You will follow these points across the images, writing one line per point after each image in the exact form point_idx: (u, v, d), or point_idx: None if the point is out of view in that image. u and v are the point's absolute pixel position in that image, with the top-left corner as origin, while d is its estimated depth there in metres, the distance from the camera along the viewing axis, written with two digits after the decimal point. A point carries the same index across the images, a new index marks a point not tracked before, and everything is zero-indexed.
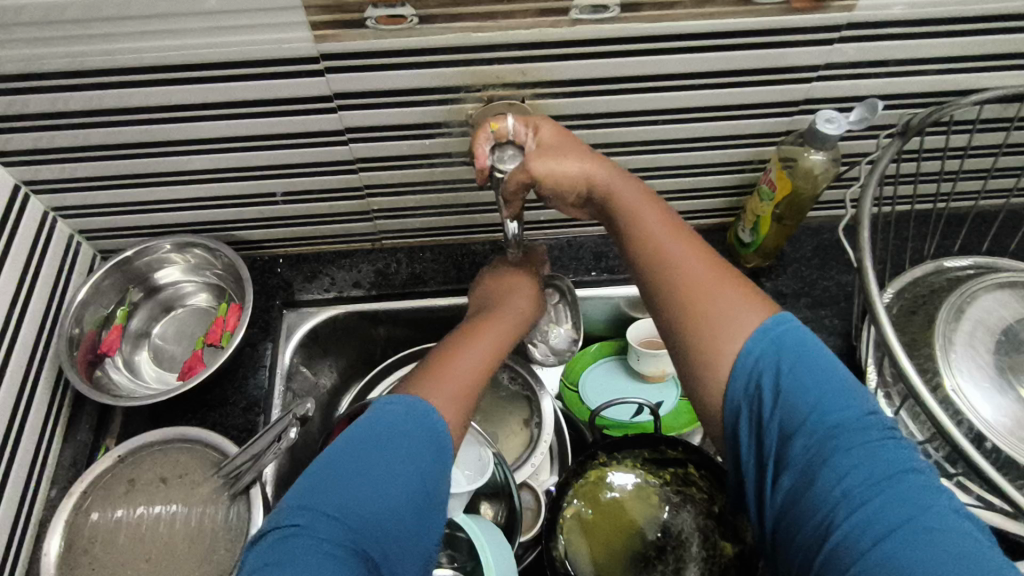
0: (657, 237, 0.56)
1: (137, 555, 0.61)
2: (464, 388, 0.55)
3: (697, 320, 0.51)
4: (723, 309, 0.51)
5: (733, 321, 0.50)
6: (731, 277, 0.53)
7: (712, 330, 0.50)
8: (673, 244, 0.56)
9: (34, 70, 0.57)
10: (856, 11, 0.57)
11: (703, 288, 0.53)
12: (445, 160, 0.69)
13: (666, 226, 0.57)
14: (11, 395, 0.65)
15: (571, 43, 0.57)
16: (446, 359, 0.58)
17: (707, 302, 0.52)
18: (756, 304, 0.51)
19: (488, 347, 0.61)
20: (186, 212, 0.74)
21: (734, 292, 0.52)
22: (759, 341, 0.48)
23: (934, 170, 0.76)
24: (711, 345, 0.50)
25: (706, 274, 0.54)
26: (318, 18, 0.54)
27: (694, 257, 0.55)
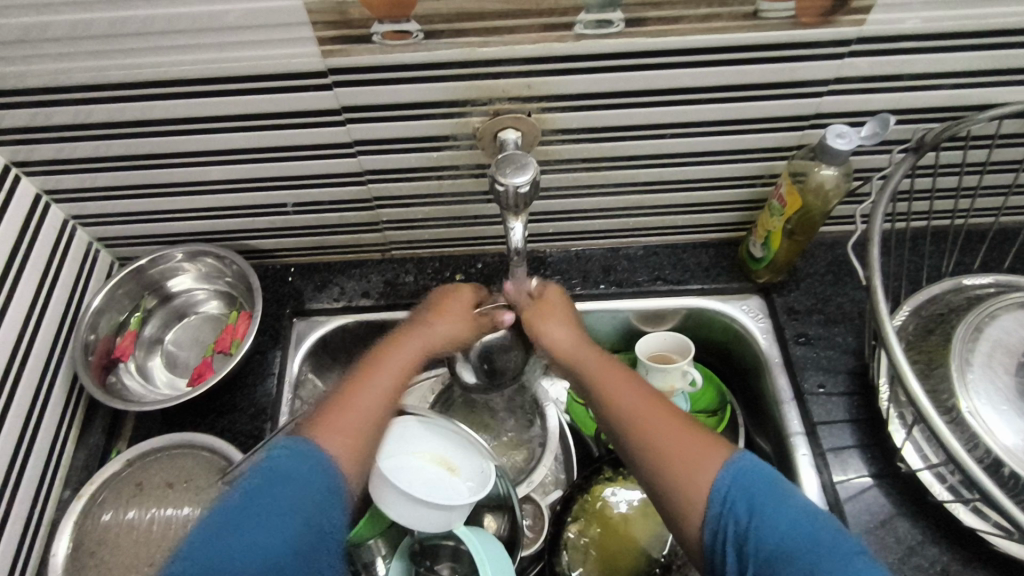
0: (622, 400, 0.59)
1: (143, 559, 0.62)
2: (366, 432, 0.57)
3: (665, 460, 0.53)
4: (690, 452, 0.53)
5: (701, 462, 0.52)
6: (684, 420, 0.56)
7: (681, 471, 0.52)
8: (640, 418, 0.57)
9: (55, 84, 0.59)
10: (866, 25, 0.56)
11: (662, 430, 0.55)
12: (453, 173, 0.70)
13: (634, 389, 0.60)
14: (27, 397, 0.66)
15: (576, 58, 0.57)
16: (356, 392, 0.59)
17: (673, 445, 0.54)
18: (714, 444, 0.53)
19: (399, 375, 0.62)
20: (200, 222, 0.76)
21: (694, 436, 0.54)
22: (726, 481, 0.50)
23: (951, 186, 0.74)
24: (679, 485, 0.52)
25: (672, 425, 0.55)
26: (326, 34, 0.55)
27: (658, 413, 0.57)
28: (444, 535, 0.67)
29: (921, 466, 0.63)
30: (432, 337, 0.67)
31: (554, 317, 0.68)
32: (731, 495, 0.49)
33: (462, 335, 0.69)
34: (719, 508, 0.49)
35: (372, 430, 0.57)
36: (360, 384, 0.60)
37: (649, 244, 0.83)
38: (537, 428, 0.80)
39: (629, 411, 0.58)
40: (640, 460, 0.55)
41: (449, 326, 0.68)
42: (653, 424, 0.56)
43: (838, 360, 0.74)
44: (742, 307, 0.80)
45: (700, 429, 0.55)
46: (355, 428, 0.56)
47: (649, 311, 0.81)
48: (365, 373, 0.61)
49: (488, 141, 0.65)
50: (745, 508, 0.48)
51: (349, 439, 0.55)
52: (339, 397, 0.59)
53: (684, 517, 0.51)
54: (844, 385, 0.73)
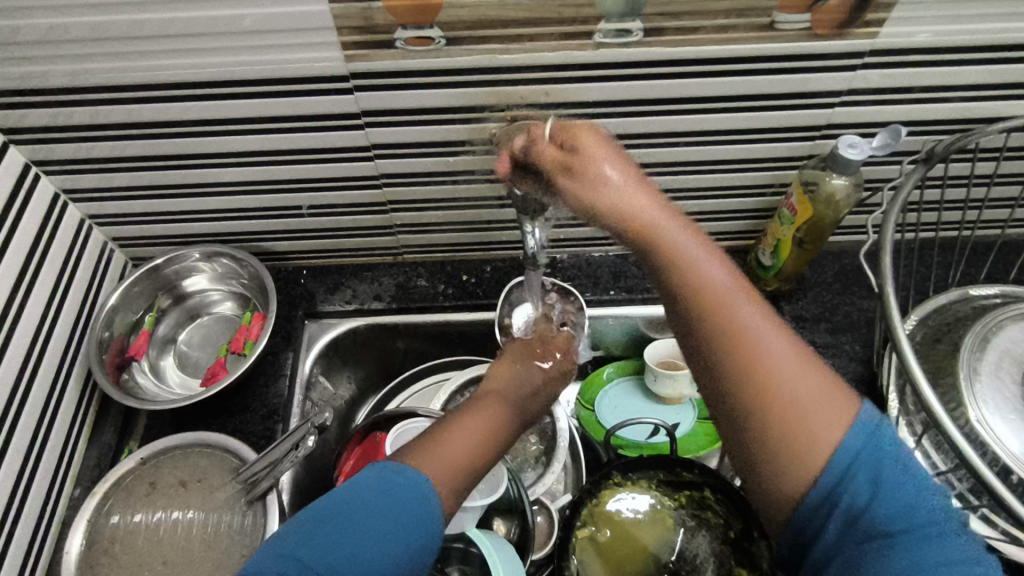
0: (739, 326, 0.47)
1: (154, 558, 0.62)
2: (461, 462, 0.52)
3: (782, 409, 0.46)
4: (812, 406, 0.45)
5: (823, 419, 0.45)
6: (806, 356, 0.48)
7: (791, 420, 0.45)
8: (756, 350, 0.47)
9: (78, 84, 0.60)
10: (879, 38, 0.57)
11: (782, 368, 0.46)
12: (468, 177, 0.71)
13: (752, 315, 0.48)
14: (42, 395, 0.66)
15: (594, 65, 0.58)
16: (456, 427, 0.56)
17: (792, 388, 0.46)
18: (839, 397, 0.46)
19: (497, 419, 0.59)
20: (215, 223, 0.76)
21: (820, 384, 0.46)
22: (849, 445, 0.44)
23: (959, 197, 0.75)
24: (790, 436, 0.45)
25: (793, 361, 0.47)
26: (349, 39, 0.56)
27: (781, 344, 0.47)
28: (455, 538, 0.67)
29: (930, 473, 0.64)
30: (518, 386, 0.64)
31: (607, 166, 0.54)
32: (856, 464, 0.44)
33: (547, 391, 0.67)
34: (835, 472, 0.44)
35: (471, 461, 0.53)
36: (461, 419, 0.57)
37: None
38: (545, 432, 0.80)
39: (749, 340, 0.47)
40: (739, 392, 0.47)
41: (541, 385, 0.66)
42: (771, 359, 0.47)
43: (847, 368, 0.75)
44: None
45: (824, 375, 0.47)
46: (454, 458, 0.52)
47: (658, 318, 0.82)
48: (465, 411, 0.59)
49: (505, 146, 0.66)
50: (867, 477, 0.44)
51: (447, 464, 0.51)
52: (441, 427, 0.56)
53: (782, 470, 0.45)
54: (852, 393, 0.74)
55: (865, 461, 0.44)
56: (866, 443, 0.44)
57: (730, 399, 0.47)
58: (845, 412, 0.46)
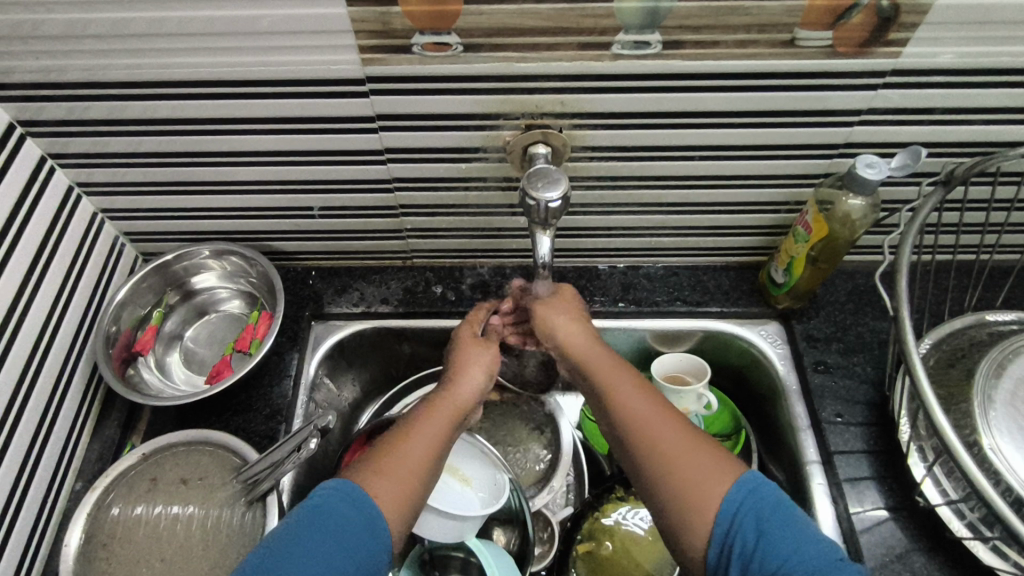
0: (626, 401, 0.58)
1: (152, 555, 0.62)
2: (411, 474, 0.55)
3: (668, 472, 0.52)
4: (699, 478, 0.51)
5: (710, 491, 0.50)
6: (689, 426, 0.55)
7: (678, 480, 0.52)
8: (637, 420, 0.56)
9: (96, 79, 0.60)
10: (901, 58, 0.57)
11: (659, 433, 0.55)
12: (480, 184, 0.70)
13: (645, 399, 0.58)
14: (48, 386, 0.66)
15: (612, 77, 0.58)
16: (401, 440, 0.57)
17: (670, 456, 0.53)
18: (723, 465, 0.52)
19: (441, 425, 0.60)
20: (227, 221, 0.77)
21: (698, 453, 0.53)
22: (730, 501, 0.49)
23: (977, 221, 0.74)
24: (684, 500, 0.51)
25: (674, 430, 0.55)
26: (367, 43, 0.56)
27: (656, 410, 0.56)
28: (454, 546, 0.66)
29: (940, 501, 0.63)
30: (462, 385, 0.64)
31: (558, 313, 0.67)
32: (739, 512, 0.49)
33: (488, 382, 0.66)
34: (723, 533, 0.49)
35: (422, 473, 0.56)
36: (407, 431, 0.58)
37: (669, 264, 0.83)
38: (549, 440, 0.80)
39: (633, 415, 0.57)
40: (639, 465, 0.55)
41: (479, 376, 0.65)
42: (649, 425, 0.55)
43: (857, 390, 0.74)
44: (761, 333, 0.80)
45: (707, 446, 0.53)
46: (405, 472, 0.55)
47: (667, 330, 0.81)
48: (407, 423, 0.59)
49: (518, 154, 0.66)
50: (750, 531, 0.48)
51: (394, 480, 0.54)
52: (385, 444, 0.57)
53: (685, 530, 0.50)
54: (862, 416, 0.72)
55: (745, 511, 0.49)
56: (745, 495, 0.50)
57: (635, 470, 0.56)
58: (725, 477, 0.51)
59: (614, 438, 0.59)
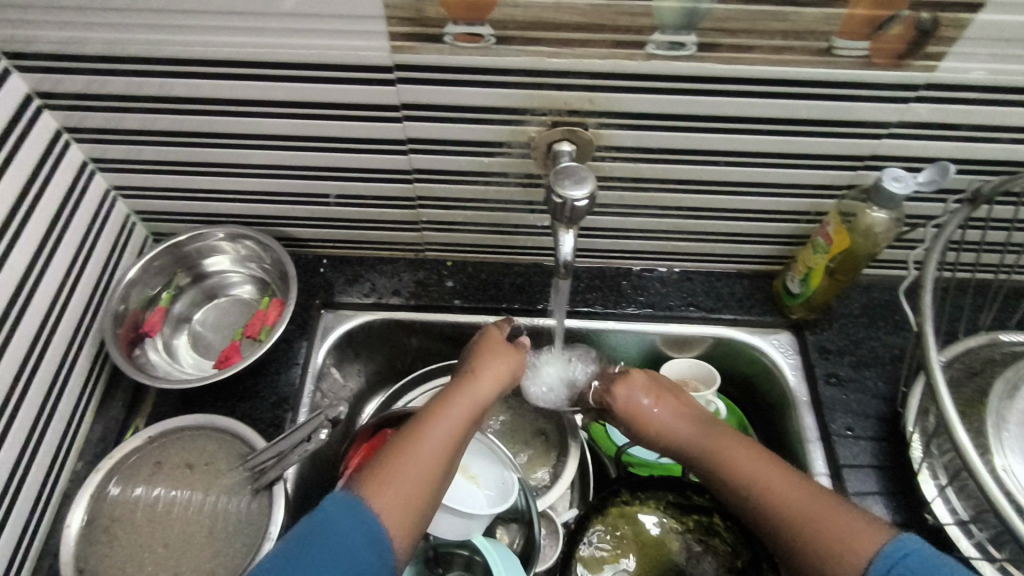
0: (749, 471, 0.59)
1: (155, 540, 0.61)
2: (411, 496, 0.54)
3: (809, 533, 0.53)
4: (843, 528, 0.52)
5: (850, 542, 0.51)
6: (818, 490, 0.56)
7: (829, 536, 0.52)
8: (768, 481, 0.58)
9: (116, 53, 0.59)
10: (936, 71, 0.56)
11: (797, 499, 0.56)
12: (500, 179, 0.69)
13: (773, 470, 0.58)
14: (54, 363, 0.65)
15: (643, 77, 0.57)
16: (402, 452, 0.56)
17: (820, 515, 0.54)
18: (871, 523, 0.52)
19: (450, 432, 0.59)
20: (240, 204, 0.76)
21: (847, 515, 0.53)
22: (884, 563, 0.49)
23: (998, 240, 0.74)
24: (819, 544, 0.52)
25: (805, 490, 0.56)
26: (397, 30, 0.55)
27: (783, 475, 0.58)
28: (459, 544, 0.66)
29: (950, 520, 0.62)
30: (474, 389, 0.64)
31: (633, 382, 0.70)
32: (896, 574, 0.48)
33: (500, 382, 0.66)
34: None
35: (422, 498, 0.55)
36: (412, 438, 0.58)
37: (684, 268, 0.83)
38: (557, 442, 0.79)
39: (769, 484, 0.57)
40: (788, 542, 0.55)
41: (495, 380, 0.65)
42: (786, 491, 0.56)
43: (869, 404, 0.73)
44: (773, 342, 0.79)
45: (837, 505, 0.54)
46: (405, 494, 0.54)
47: (677, 336, 0.81)
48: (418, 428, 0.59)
49: (542, 150, 0.65)
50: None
51: (394, 504, 0.53)
52: (384, 460, 0.56)
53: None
54: (873, 430, 0.72)
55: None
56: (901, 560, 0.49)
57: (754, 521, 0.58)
58: (872, 533, 0.51)
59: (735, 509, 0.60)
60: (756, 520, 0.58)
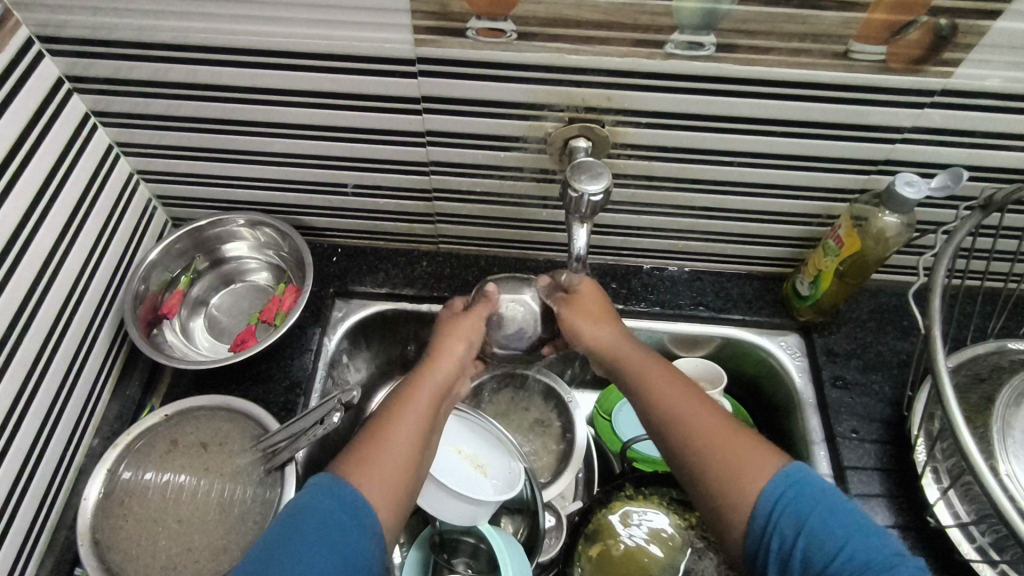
0: (662, 390, 0.60)
1: (169, 515, 0.62)
2: (394, 477, 0.54)
3: (710, 458, 0.55)
4: (743, 463, 0.54)
5: (752, 478, 0.53)
6: (731, 418, 0.58)
7: (727, 459, 0.55)
8: (677, 405, 0.59)
9: (146, 40, 0.61)
10: (952, 78, 0.57)
11: (712, 428, 0.57)
12: (516, 174, 0.71)
13: (692, 400, 0.59)
14: (75, 341, 0.67)
15: (661, 76, 0.58)
16: (379, 440, 0.56)
17: (725, 442, 0.56)
18: (767, 451, 0.55)
19: (424, 413, 0.60)
20: (260, 192, 0.77)
21: (748, 441, 0.56)
22: (777, 484, 0.52)
23: (1009, 248, 0.74)
24: (721, 471, 0.54)
25: (717, 420, 0.58)
26: (422, 23, 0.56)
27: (701, 407, 0.59)
28: (466, 531, 0.67)
29: (951, 523, 0.63)
30: (438, 375, 0.64)
31: (596, 318, 0.67)
32: (781, 501, 0.51)
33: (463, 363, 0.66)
34: (759, 524, 0.51)
35: (404, 483, 0.55)
36: (386, 426, 0.57)
37: (694, 268, 0.83)
38: (563, 436, 0.80)
39: (675, 406, 0.59)
40: (687, 459, 0.57)
41: (455, 360, 0.65)
42: (700, 422, 0.57)
43: (874, 408, 0.74)
44: (781, 344, 0.80)
45: (748, 433, 0.57)
46: (387, 479, 0.54)
47: (686, 335, 0.82)
48: (390, 414, 0.59)
49: (558, 146, 0.66)
50: (791, 528, 0.50)
51: (379, 488, 0.53)
52: (362, 447, 0.56)
53: (728, 501, 0.53)
54: (877, 433, 0.72)
55: (787, 506, 0.51)
56: (791, 484, 0.52)
57: (657, 434, 0.60)
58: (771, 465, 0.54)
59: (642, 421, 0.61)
60: (657, 434, 0.60)
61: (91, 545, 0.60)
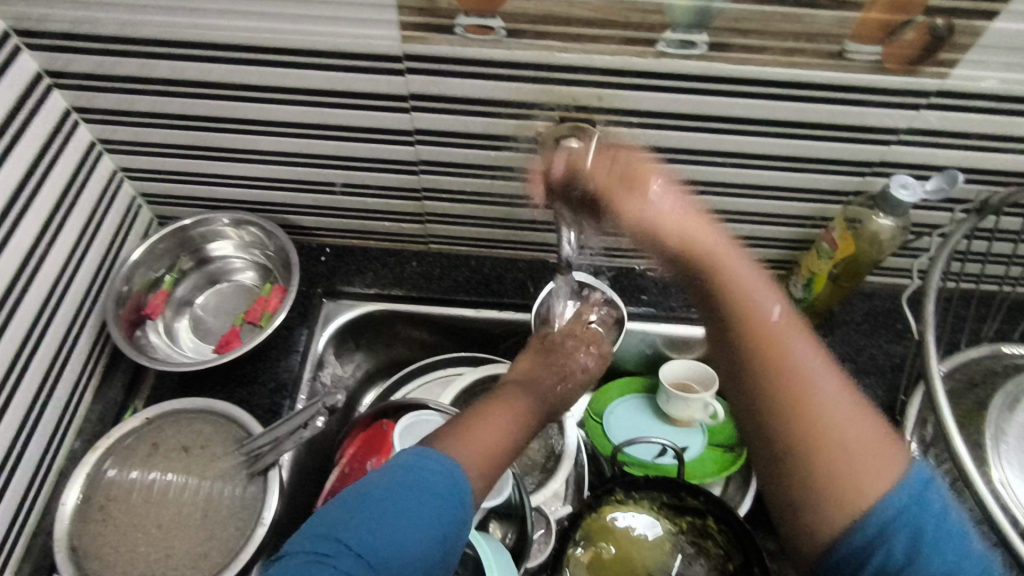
0: (773, 338, 0.47)
1: (149, 520, 0.61)
2: (489, 462, 0.52)
3: (818, 444, 0.45)
4: (861, 455, 0.44)
5: (869, 473, 0.43)
6: (854, 395, 0.47)
7: (837, 452, 0.44)
8: (790, 364, 0.46)
9: (127, 34, 0.59)
10: (948, 79, 0.56)
11: (823, 401, 0.45)
12: (506, 173, 0.69)
13: (812, 356, 0.47)
14: (55, 342, 0.65)
15: (653, 75, 0.57)
16: (474, 427, 0.55)
17: (840, 428, 0.45)
18: (889, 451, 0.44)
19: (517, 414, 0.59)
20: (246, 191, 0.76)
21: (868, 437, 0.44)
22: (897, 495, 0.42)
23: (1004, 251, 0.73)
24: (829, 467, 0.44)
25: (836, 393, 0.46)
26: (409, 20, 0.55)
27: (818, 368, 0.47)
28: None
29: None
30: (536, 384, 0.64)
31: (643, 184, 0.58)
32: (905, 515, 0.41)
33: (563, 386, 0.67)
34: (872, 530, 0.42)
35: (497, 464, 0.53)
36: (479, 417, 0.56)
37: None
38: (552, 438, 0.79)
39: (788, 366, 0.46)
40: (784, 438, 0.46)
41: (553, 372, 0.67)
42: (812, 391, 0.46)
43: None
44: None
45: (871, 423, 0.45)
46: (482, 453, 0.52)
47: (679, 338, 0.81)
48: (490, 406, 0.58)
49: (548, 146, 0.65)
50: (908, 537, 0.41)
51: (477, 465, 0.51)
52: (461, 427, 0.54)
53: (828, 505, 0.43)
54: None
55: (909, 517, 0.41)
56: (918, 501, 0.42)
57: (743, 383, 0.48)
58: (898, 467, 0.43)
59: (723, 365, 0.50)
60: (744, 385, 0.48)
61: (68, 552, 0.58)
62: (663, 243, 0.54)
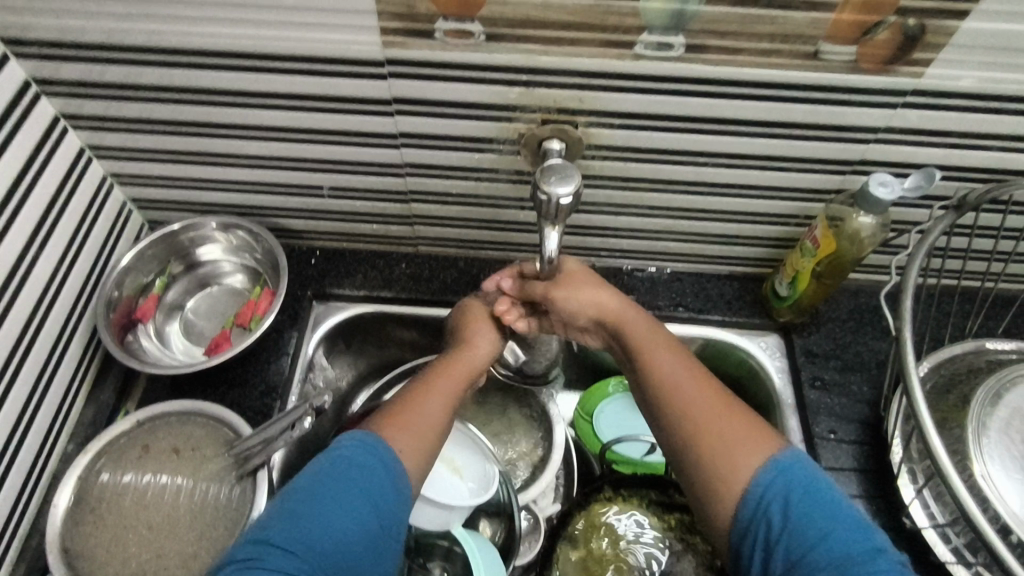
0: (671, 381, 0.60)
1: (140, 522, 0.62)
2: (426, 439, 0.59)
3: (699, 443, 0.57)
4: (734, 446, 0.55)
5: (744, 464, 0.54)
6: (728, 401, 0.59)
7: (715, 451, 0.56)
8: (681, 394, 0.59)
9: (114, 42, 0.60)
10: (923, 78, 0.56)
11: (707, 413, 0.58)
12: (491, 175, 0.70)
13: (689, 374, 0.61)
14: (47, 346, 0.66)
15: (632, 77, 0.58)
16: (409, 408, 0.60)
17: (715, 429, 0.57)
18: (756, 439, 0.56)
19: (450, 392, 0.63)
20: (235, 195, 0.76)
21: (737, 430, 0.56)
22: (763, 479, 0.53)
23: (986, 248, 0.74)
24: (711, 466, 0.55)
25: (710, 399, 0.59)
26: (389, 25, 0.56)
27: (700, 383, 0.60)
28: (440, 534, 0.66)
29: (927, 524, 0.63)
30: (474, 351, 0.68)
31: (587, 284, 0.67)
32: (787, 501, 0.52)
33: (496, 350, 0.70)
34: (749, 511, 0.53)
35: (432, 443, 0.59)
36: (412, 400, 0.61)
37: (674, 268, 0.83)
38: (541, 437, 0.79)
39: (678, 395, 0.59)
40: (676, 440, 0.59)
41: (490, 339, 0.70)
42: (691, 403, 0.59)
43: (852, 409, 0.74)
44: (760, 344, 0.80)
45: (737, 417, 0.57)
46: (416, 434, 0.58)
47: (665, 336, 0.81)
48: (420, 386, 0.63)
49: (532, 148, 0.65)
50: (778, 514, 0.51)
51: (411, 446, 0.57)
52: (397, 407, 0.60)
53: (715, 502, 0.55)
54: (855, 434, 0.72)
55: (778, 498, 0.52)
56: (780, 484, 0.52)
57: (652, 412, 0.62)
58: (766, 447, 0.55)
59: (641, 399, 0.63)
60: (654, 413, 0.62)
61: (60, 554, 0.59)
62: (591, 311, 0.67)
